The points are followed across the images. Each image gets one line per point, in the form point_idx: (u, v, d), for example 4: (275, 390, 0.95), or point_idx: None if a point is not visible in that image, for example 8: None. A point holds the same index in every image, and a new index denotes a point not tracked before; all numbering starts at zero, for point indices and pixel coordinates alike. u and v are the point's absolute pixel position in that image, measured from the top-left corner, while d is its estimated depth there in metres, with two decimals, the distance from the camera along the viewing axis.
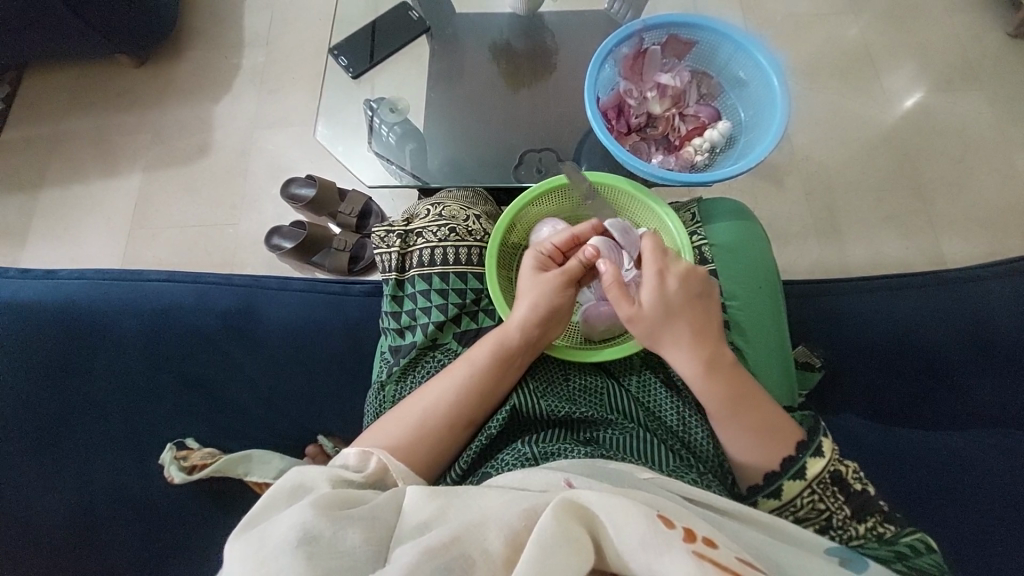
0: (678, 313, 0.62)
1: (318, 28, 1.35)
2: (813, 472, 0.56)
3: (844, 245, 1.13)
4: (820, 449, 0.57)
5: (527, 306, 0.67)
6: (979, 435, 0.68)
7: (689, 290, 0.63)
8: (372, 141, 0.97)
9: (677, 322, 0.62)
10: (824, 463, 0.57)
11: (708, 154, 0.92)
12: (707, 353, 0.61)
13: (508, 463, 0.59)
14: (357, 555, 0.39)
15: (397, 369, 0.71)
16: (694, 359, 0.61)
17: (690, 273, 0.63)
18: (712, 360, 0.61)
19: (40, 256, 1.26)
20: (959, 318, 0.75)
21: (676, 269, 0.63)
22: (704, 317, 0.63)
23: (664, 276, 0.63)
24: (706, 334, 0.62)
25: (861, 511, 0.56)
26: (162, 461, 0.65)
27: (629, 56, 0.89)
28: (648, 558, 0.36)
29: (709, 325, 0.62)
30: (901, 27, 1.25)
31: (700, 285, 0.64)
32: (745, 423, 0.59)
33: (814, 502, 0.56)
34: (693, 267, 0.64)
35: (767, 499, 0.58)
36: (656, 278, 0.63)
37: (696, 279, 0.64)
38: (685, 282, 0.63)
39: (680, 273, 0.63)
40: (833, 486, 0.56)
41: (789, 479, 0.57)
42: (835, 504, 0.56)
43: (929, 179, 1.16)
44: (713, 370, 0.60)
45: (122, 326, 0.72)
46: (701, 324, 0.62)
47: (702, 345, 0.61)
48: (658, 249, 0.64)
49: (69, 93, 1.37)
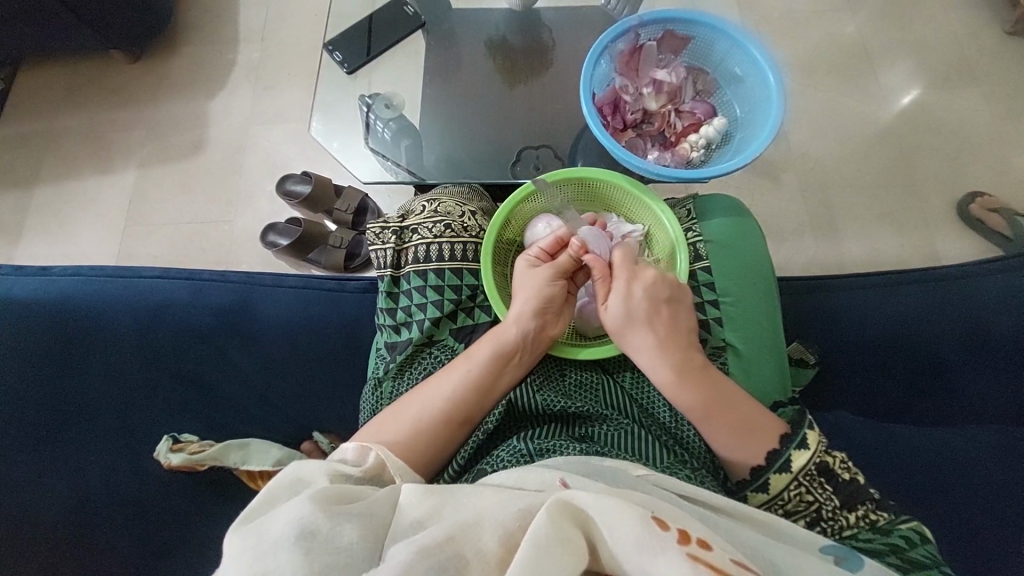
0: (643, 319, 0.64)
1: (313, 24, 1.34)
2: (799, 465, 0.56)
3: (839, 242, 1.13)
4: (805, 442, 0.57)
5: (523, 300, 0.68)
6: (974, 432, 0.68)
7: (655, 296, 0.65)
8: (368, 138, 0.96)
9: (643, 329, 0.64)
10: (810, 454, 0.57)
11: (704, 151, 0.91)
12: (677, 359, 0.62)
13: (503, 460, 0.59)
14: (355, 552, 0.39)
15: (394, 366, 0.70)
16: (661, 363, 0.62)
17: (657, 280, 0.66)
18: (682, 365, 0.62)
19: (34, 253, 1.25)
20: (956, 317, 0.74)
21: (643, 277, 0.66)
22: (670, 323, 0.64)
23: (631, 283, 0.66)
24: (675, 338, 0.63)
25: (850, 500, 0.56)
26: (156, 453, 0.65)
27: (625, 51, 0.89)
28: (641, 559, 0.36)
29: (678, 329, 0.64)
30: (898, 25, 1.25)
31: (668, 291, 0.66)
32: (722, 424, 0.59)
33: (802, 495, 0.56)
34: (662, 274, 0.66)
35: (756, 493, 0.58)
36: (625, 284, 0.66)
37: (665, 285, 0.66)
38: (652, 289, 0.65)
39: (647, 279, 0.66)
40: (820, 477, 0.56)
41: (776, 472, 0.57)
42: (824, 495, 0.56)
43: (925, 177, 1.16)
44: (682, 375, 0.61)
45: (116, 323, 0.71)
46: (668, 329, 0.64)
47: (670, 352, 0.62)
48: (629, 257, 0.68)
49: (63, 89, 1.36)
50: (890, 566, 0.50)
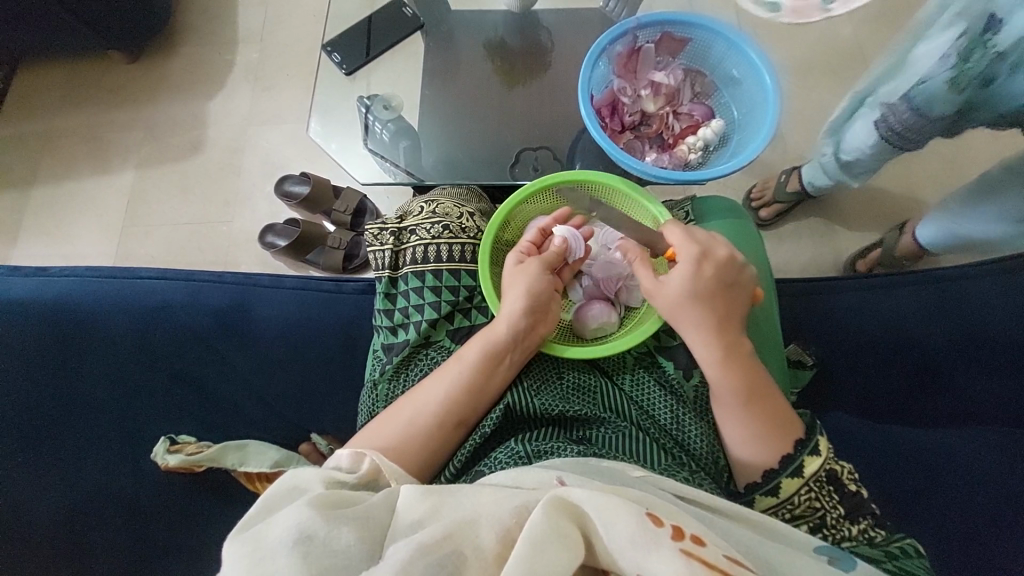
0: (704, 299, 0.63)
1: (311, 25, 1.34)
2: (811, 471, 0.56)
3: (837, 244, 1.14)
4: (818, 448, 0.57)
5: (516, 297, 0.68)
6: (972, 433, 0.69)
7: (722, 279, 0.63)
8: (367, 139, 0.96)
9: (704, 309, 0.62)
10: (821, 462, 0.57)
11: (702, 153, 0.92)
12: (729, 341, 0.62)
13: (501, 462, 0.59)
14: (353, 553, 0.39)
15: (390, 368, 0.70)
16: (714, 345, 0.61)
17: (726, 262, 0.64)
18: (730, 348, 0.61)
19: (32, 254, 1.26)
20: (954, 319, 0.74)
21: (714, 257, 0.64)
22: (728, 306, 0.63)
23: (702, 261, 0.64)
24: (727, 321, 0.63)
25: (854, 512, 0.56)
26: (154, 454, 0.65)
27: (623, 53, 0.89)
28: (636, 555, 0.36)
29: (732, 313, 0.63)
30: (896, 27, 1.25)
31: (732, 275, 0.64)
32: (754, 418, 0.59)
33: (811, 501, 0.56)
34: (722, 253, 0.65)
35: (765, 497, 0.57)
36: (694, 262, 0.64)
37: (729, 268, 0.64)
38: (720, 270, 0.64)
39: (718, 261, 0.64)
40: (828, 485, 0.57)
41: (787, 476, 0.57)
42: (830, 503, 0.56)
43: (923, 179, 1.16)
44: (730, 358, 0.61)
45: (113, 324, 0.71)
46: (723, 312, 0.63)
47: (726, 333, 0.62)
48: (689, 234, 0.66)
49: (61, 90, 1.36)
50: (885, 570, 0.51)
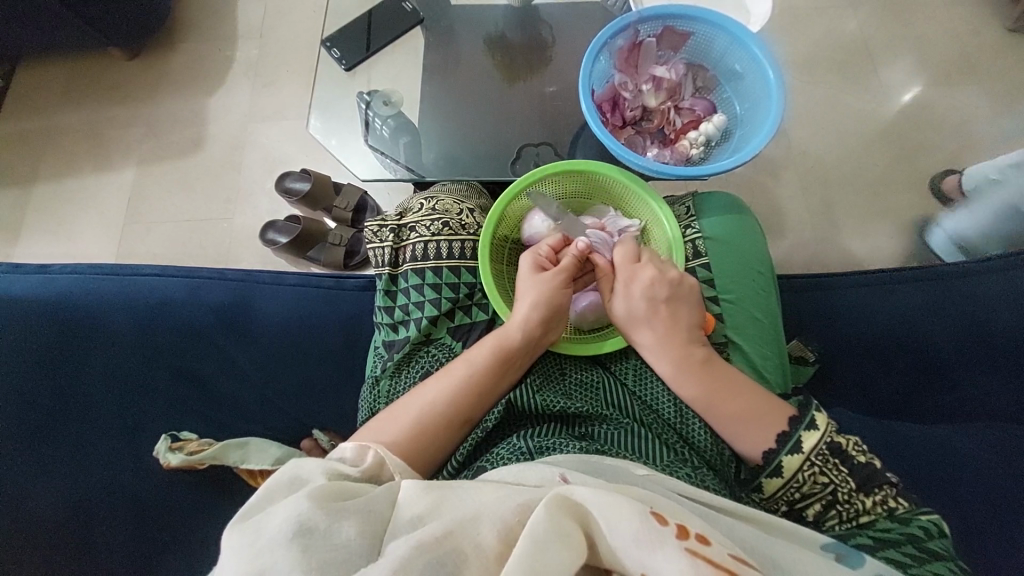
0: (645, 318, 0.65)
1: (311, 20, 1.33)
2: (809, 445, 0.57)
3: (841, 240, 1.13)
4: (814, 422, 0.57)
5: (529, 307, 0.66)
6: (976, 429, 0.68)
7: (654, 295, 0.65)
8: (366, 135, 0.97)
9: (646, 329, 0.65)
10: (819, 435, 0.57)
11: (704, 148, 0.91)
12: (677, 355, 0.63)
13: (503, 457, 0.59)
14: (353, 547, 0.39)
15: (391, 364, 0.70)
16: (664, 360, 0.64)
17: (656, 278, 0.66)
18: (681, 359, 0.63)
19: (35, 252, 1.26)
20: (956, 315, 0.74)
21: (642, 275, 0.67)
22: (672, 321, 0.65)
23: (630, 283, 0.67)
24: (674, 337, 0.64)
25: (868, 484, 0.56)
26: (156, 451, 0.65)
27: (624, 48, 0.88)
28: (640, 554, 0.36)
29: (678, 327, 0.64)
30: (901, 21, 1.24)
31: (667, 289, 0.66)
32: (735, 416, 0.59)
33: (816, 477, 0.56)
34: (662, 273, 0.66)
35: (770, 479, 0.58)
36: (623, 285, 0.68)
37: (664, 284, 0.66)
38: (652, 288, 0.66)
39: (645, 280, 0.66)
40: (833, 458, 0.56)
41: (787, 454, 0.57)
42: (839, 478, 0.56)
43: (927, 173, 1.15)
44: (682, 371, 0.62)
45: (116, 321, 0.72)
46: (667, 328, 0.64)
47: (669, 348, 0.64)
48: (629, 256, 0.69)
49: (62, 87, 1.36)
50: (904, 555, 0.51)
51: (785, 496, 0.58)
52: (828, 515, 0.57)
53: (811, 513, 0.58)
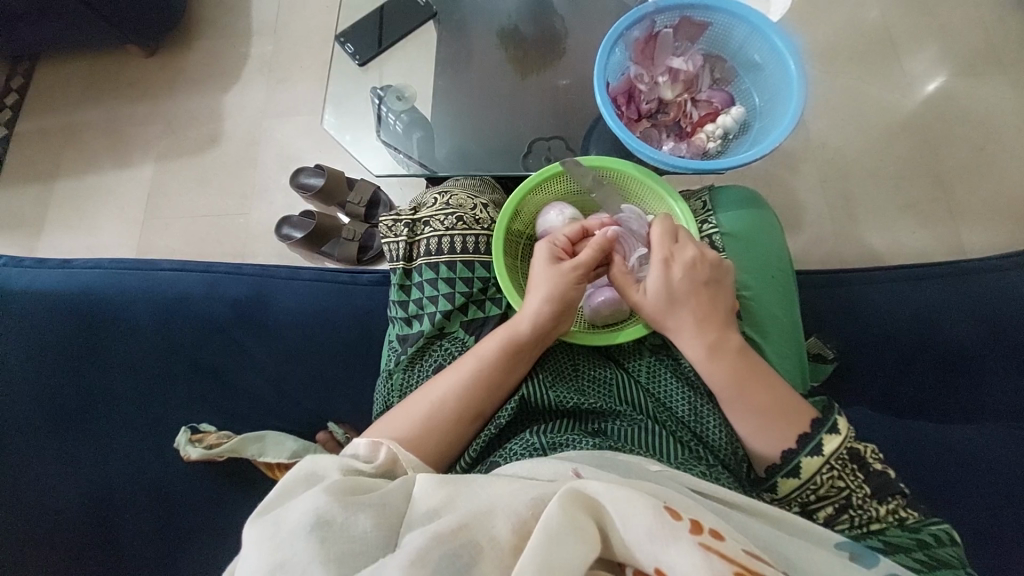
0: (683, 300, 0.63)
1: (325, 15, 1.33)
2: (830, 449, 0.56)
3: (861, 234, 1.11)
4: (836, 427, 0.56)
5: (540, 299, 0.65)
6: (1000, 428, 0.67)
7: (695, 277, 0.63)
8: (380, 130, 0.97)
9: (684, 310, 0.63)
10: (840, 440, 0.56)
11: (721, 141, 0.90)
12: (713, 338, 0.61)
13: (516, 453, 0.58)
14: (369, 540, 0.39)
15: (405, 359, 0.70)
16: (700, 342, 0.61)
17: (698, 259, 0.64)
18: (717, 343, 0.61)
19: (56, 247, 1.28)
20: (979, 311, 0.73)
21: (683, 256, 0.64)
22: (711, 304, 0.63)
23: (670, 263, 0.64)
24: (712, 320, 0.62)
25: (882, 491, 0.55)
26: (176, 444, 0.66)
27: (640, 39, 0.87)
28: (654, 548, 0.35)
29: (716, 310, 0.62)
30: (923, 10, 1.21)
31: (708, 271, 0.63)
32: (753, 412, 0.59)
33: (834, 481, 0.56)
34: (703, 253, 0.64)
35: (786, 479, 0.57)
36: (661, 265, 0.64)
37: (705, 265, 0.64)
38: (693, 269, 0.63)
39: (686, 260, 0.64)
40: (852, 463, 0.56)
41: (806, 456, 0.56)
42: (855, 483, 0.55)
43: (949, 166, 1.13)
44: (718, 353, 0.61)
45: (134, 315, 0.72)
46: (706, 310, 0.62)
47: (707, 330, 0.62)
48: (667, 236, 0.66)
49: (80, 84, 1.37)
50: (915, 562, 0.51)
51: (799, 497, 0.57)
52: (840, 518, 0.56)
53: (823, 515, 0.57)
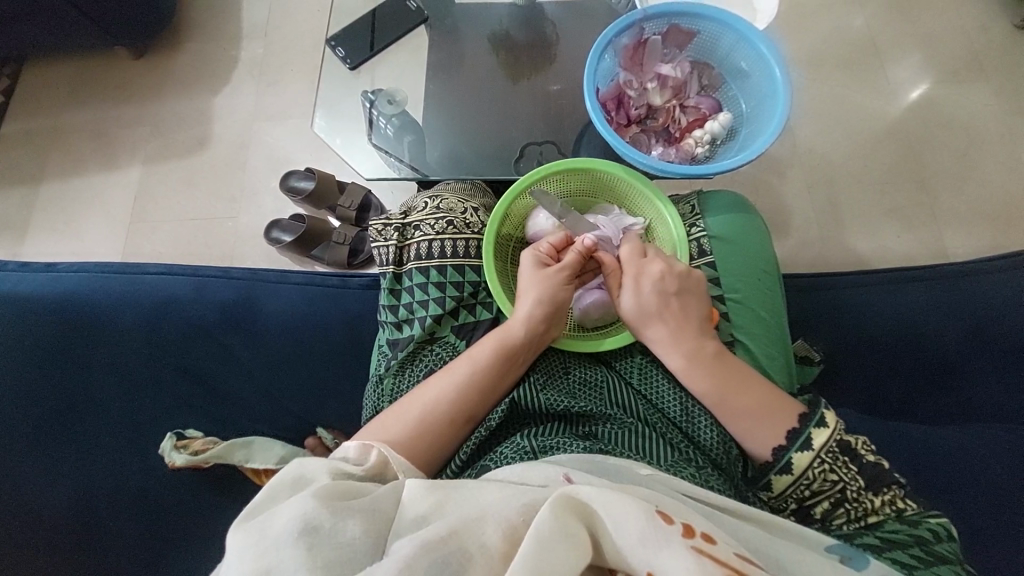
0: (653, 314, 0.64)
1: (316, 19, 1.33)
2: (820, 442, 0.57)
3: (847, 239, 1.12)
4: (824, 420, 0.57)
5: (531, 302, 0.66)
6: (982, 430, 0.68)
7: (665, 289, 0.64)
8: (371, 134, 0.97)
9: (656, 323, 0.64)
10: (829, 433, 0.57)
11: (709, 147, 0.90)
12: (689, 348, 0.62)
13: (507, 457, 0.59)
14: (357, 547, 0.39)
15: (395, 363, 0.70)
16: (676, 353, 0.63)
17: (665, 272, 0.65)
18: (693, 353, 0.62)
19: (41, 250, 1.26)
20: (961, 315, 0.74)
21: (649, 270, 0.65)
22: (682, 314, 0.64)
23: (638, 279, 0.66)
24: (686, 330, 0.63)
25: (876, 483, 0.56)
26: (162, 451, 0.66)
27: (629, 46, 0.88)
28: (647, 554, 0.35)
29: (689, 320, 0.64)
30: (907, 18, 1.23)
31: (676, 283, 0.65)
32: (741, 412, 0.59)
33: (827, 474, 0.57)
34: (671, 265, 0.65)
35: (779, 476, 0.58)
36: (630, 284, 0.66)
37: (673, 277, 0.65)
38: (660, 283, 0.65)
39: (653, 274, 0.65)
40: (843, 456, 0.57)
41: (797, 451, 0.57)
42: (848, 474, 0.57)
43: (933, 172, 1.15)
44: (694, 363, 0.62)
45: (121, 320, 0.72)
46: (678, 322, 0.63)
47: (682, 340, 0.63)
48: (635, 252, 0.67)
49: (67, 87, 1.36)
50: (912, 557, 0.51)
51: (795, 493, 0.58)
52: (837, 513, 0.57)
53: (819, 510, 0.58)
